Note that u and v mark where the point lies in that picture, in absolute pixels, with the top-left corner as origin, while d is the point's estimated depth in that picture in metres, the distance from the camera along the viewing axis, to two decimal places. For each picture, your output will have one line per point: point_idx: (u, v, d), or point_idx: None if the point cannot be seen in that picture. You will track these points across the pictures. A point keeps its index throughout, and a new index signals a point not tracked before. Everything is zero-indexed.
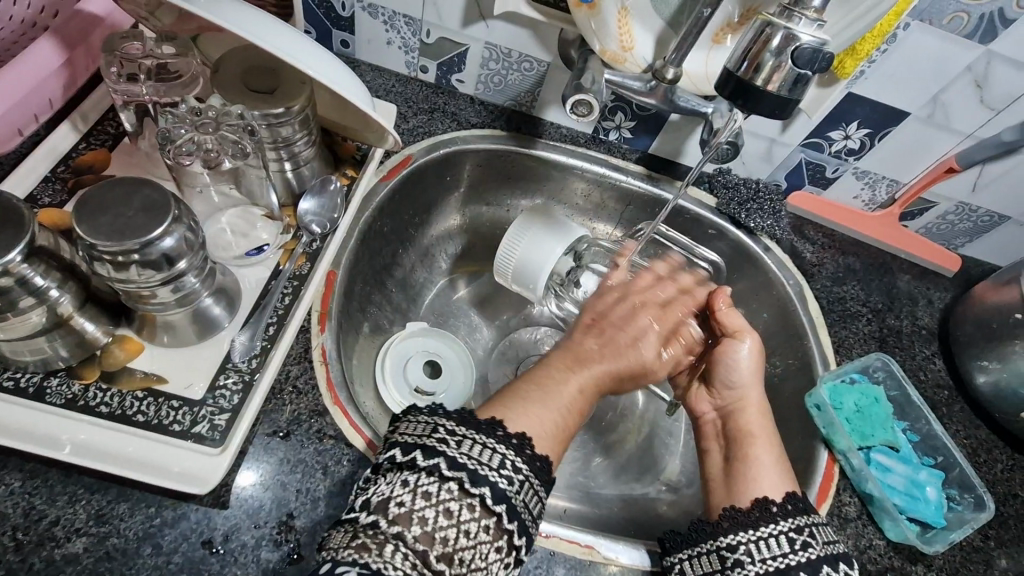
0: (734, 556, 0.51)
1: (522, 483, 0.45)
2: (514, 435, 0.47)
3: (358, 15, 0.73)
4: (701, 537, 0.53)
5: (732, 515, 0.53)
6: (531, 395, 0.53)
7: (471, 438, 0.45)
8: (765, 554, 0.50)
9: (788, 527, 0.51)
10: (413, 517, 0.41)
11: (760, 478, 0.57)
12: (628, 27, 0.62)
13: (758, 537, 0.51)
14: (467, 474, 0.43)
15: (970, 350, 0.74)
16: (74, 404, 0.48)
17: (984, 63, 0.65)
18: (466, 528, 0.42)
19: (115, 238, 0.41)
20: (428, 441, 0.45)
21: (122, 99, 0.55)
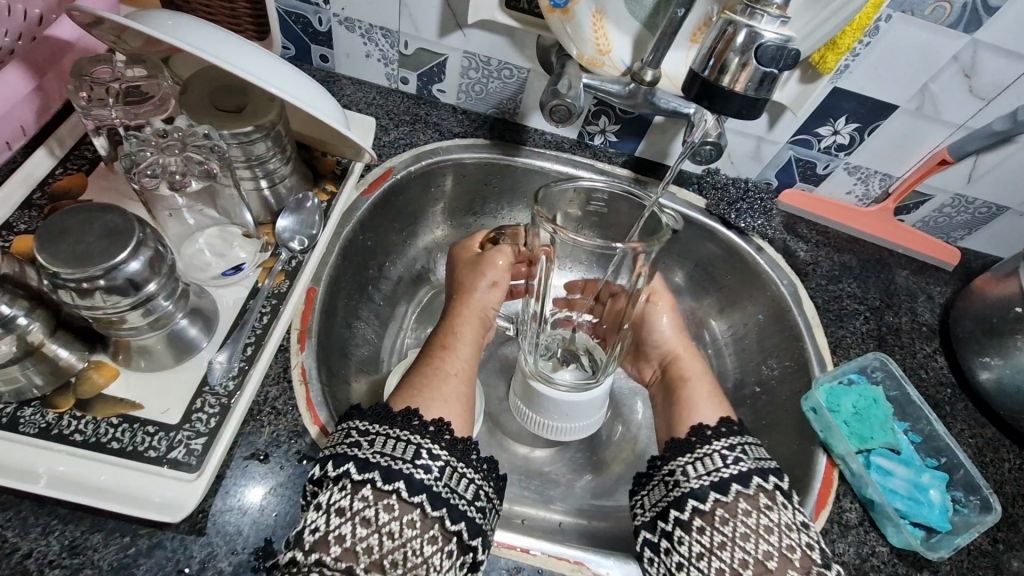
0: (674, 478, 0.55)
1: (443, 470, 0.47)
2: (431, 423, 0.49)
3: (335, 29, 0.73)
4: (660, 461, 0.58)
5: (675, 445, 0.58)
6: (420, 382, 0.57)
7: (381, 435, 0.47)
8: (701, 470, 0.54)
9: (722, 447, 0.56)
10: (330, 538, 0.42)
11: (696, 412, 0.63)
12: (603, 30, 0.62)
13: (709, 452, 0.56)
14: (379, 472, 0.44)
15: (971, 346, 0.72)
16: (48, 433, 0.47)
17: (971, 53, 0.63)
18: (390, 529, 0.43)
19: (76, 265, 0.40)
20: (342, 450, 0.46)
21: (93, 124, 0.55)
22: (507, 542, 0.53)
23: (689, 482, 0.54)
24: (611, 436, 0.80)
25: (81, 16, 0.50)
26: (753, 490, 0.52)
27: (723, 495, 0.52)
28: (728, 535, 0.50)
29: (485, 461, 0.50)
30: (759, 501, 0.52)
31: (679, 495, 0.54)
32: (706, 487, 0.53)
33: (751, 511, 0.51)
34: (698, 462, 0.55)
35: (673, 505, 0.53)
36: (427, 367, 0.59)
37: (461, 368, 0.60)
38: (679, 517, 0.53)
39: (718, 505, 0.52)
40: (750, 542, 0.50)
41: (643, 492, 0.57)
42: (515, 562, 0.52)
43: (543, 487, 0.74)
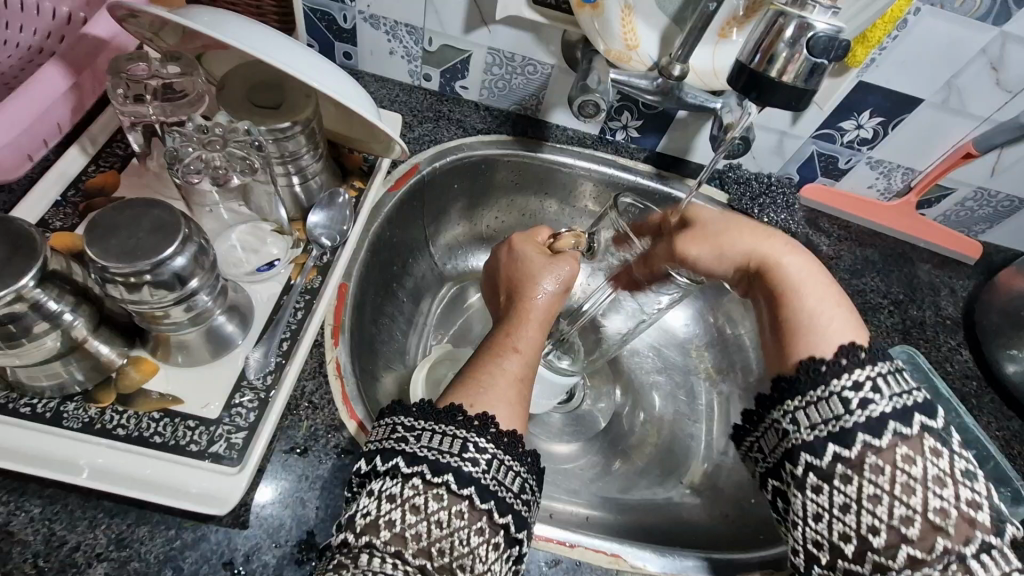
0: (855, 401, 0.46)
1: (491, 463, 0.45)
2: (476, 417, 0.47)
3: (359, 26, 0.73)
4: (808, 387, 0.48)
5: (814, 367, 0.49)
6: (481, 380, 0.51)
7: (429, 429, 0.45)
8: (892, 389, 0.46)
9: (886, 371, 0.47)
10: (381, 522, 0.42)
11: (820, 335, 0.51)
12: (632, 25, 0.61)
13: (865, 378, 0.46)
14: (428, 465, 0.43)
15: (997, 339, 0.72)
16: (91, 428, 0.47)
17: (999, 45, 0.63)
18: (438, 518, 0.42)
19: (126, 259, 0.40)
20: (390, 444, 0.45)
21: (129, 120, 0.55)
22: (544, 535, 0.53)
23: (848, 416, 0.46)
24: (634, 431, 0.80)
25: (118, 12, 0.51)
26: (916, 430, 0.44)
27: (907, 428, 0.44)
28: (883, 487, 0.43)
29: (533, 456, 0.48)
30: (923, 445, 0.44)
31: (838, 429, 0.46)
32: (886, 416, 0.45)
33: (915, 458, 0.43)
34: (854, 392, 0.46)
35: (825, 442, 0.46)
36: (477, 363, 0.54)
37: (525, 372, 0.54)
38: (817, 463, 0.46)
39: (896, 441, 0.44)
40: (916, 496, 0.43)
41: (799, 407, 0.48)
42: (552, 554, 0.52)
43: (569, 480, 0.74)
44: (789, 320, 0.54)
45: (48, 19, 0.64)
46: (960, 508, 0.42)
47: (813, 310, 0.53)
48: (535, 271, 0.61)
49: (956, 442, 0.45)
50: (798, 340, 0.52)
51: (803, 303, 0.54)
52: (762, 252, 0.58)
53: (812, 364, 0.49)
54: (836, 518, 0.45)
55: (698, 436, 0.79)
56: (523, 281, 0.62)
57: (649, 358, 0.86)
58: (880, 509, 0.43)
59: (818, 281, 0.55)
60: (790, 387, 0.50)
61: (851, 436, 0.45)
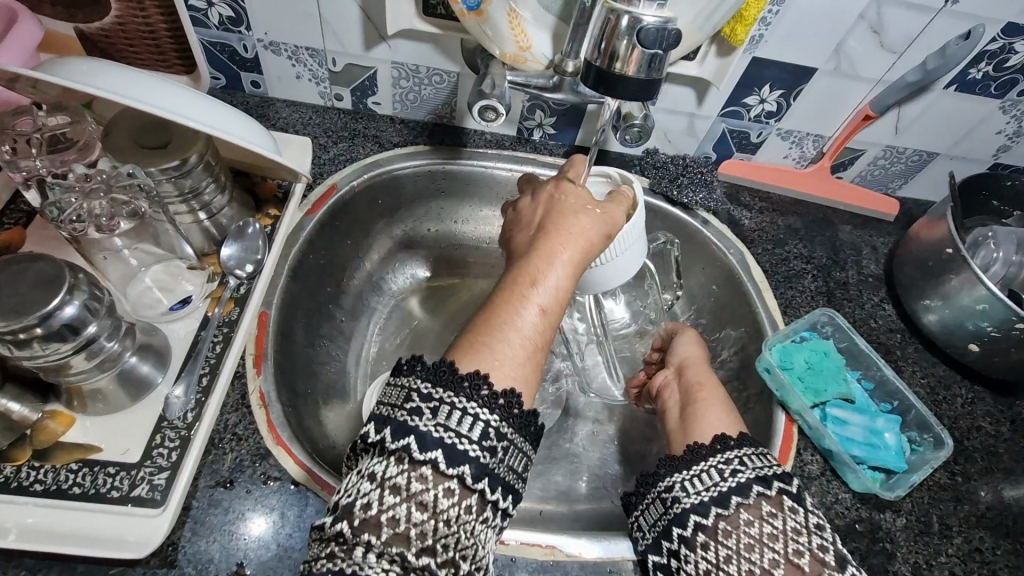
0: (729, 467, 0.50)
1: (506, 447, 0.42)
2: (501, 395, 0.43)
3: (261, 54, 0.73)
4: (659, 479, 0.52)
5: (696, 448, 0.53)
6: (484, 349, 0.45)
7: (448, 404, 0.41)
8: (756, 463, 0.50)
9: (705, 468, 0.51)
10: (382, 519, 0.39)
11: (710, 413, 0.58)
12: (520, 26, 0.63)
13: (705, 468, 0.50)
14: (443, 454, 0.40)
15: (913, 290, 0.74)
16: (7, 487, 0.47)
17: (876, 10, 0.66)
18: (448, 514, 0.40)
19: (11, 317, 0.40)
20: (401, 416, 0.41)
21: (21, 176, 0.54)
22: None
23: (723, 482, 0.49)
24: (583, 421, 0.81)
25: None
26: (754, 499, 0.48)
27: (768, 488, 0.48)
28: (733, 548, 0.46)
29: (535, 423, 0.46)
30: (782, 503, 0.48)
31: (717, 495, 0.48)
32: (748, 481, 0.48)
33: (777, 514, 0.47)
34: (725, 465, 0.50)
35: (672, 526, 0.50)
36: (485, 319, 0.48)
37: (541, 335, 0.48)
38: (685, 533, 0.49)
39: (762, 499, 0.48)
40: (778, 542, 0.45)
41: (684, 475, 0.51)
42: None
43: None
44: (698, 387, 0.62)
45: None
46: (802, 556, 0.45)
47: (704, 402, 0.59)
48: (569, 216, 0.54)
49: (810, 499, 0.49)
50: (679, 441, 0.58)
51: (701, 411, 0.58)
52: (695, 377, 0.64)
53: (694, 447, 0.53)
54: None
55: (645, 419, 0.80)
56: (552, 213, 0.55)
57: None
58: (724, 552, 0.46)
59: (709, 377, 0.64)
60: (654, 480, 0.53)
61: (687, 516, 0.49)
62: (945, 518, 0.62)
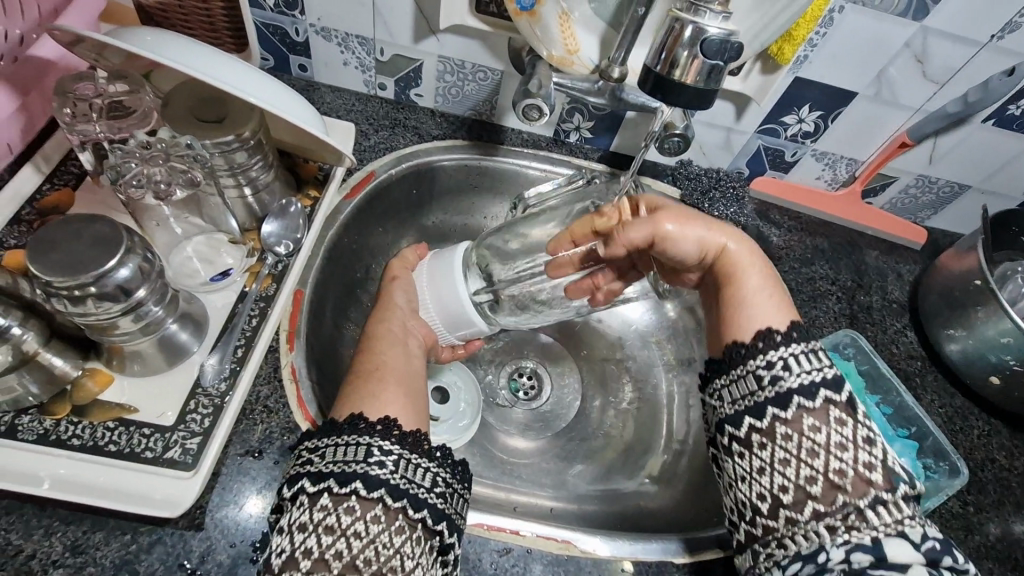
0: (773, 369, 0.48)
1: (398, 463, 0.46)
2: (377, 422, 0.48)
3: (311, 39, 0.75)
4: (730, 366, 0.51)
5: (739, 351, 0.51)
6: (364, 381, 0.55)
7: (350, 443, 0.46)
8: (813, 362, 0.48)
9: (800, 351, 0.49)
10: (299, 554, 0.41)
11: (745, 282, 0.56)
12: (570, 31, 0.64)
13: (789, 354, 0.48)
14: (333, 478, 0.44)
15: (937, 319, 0.75)
16: (46, 439, 0.49)
17: (922, 39, 0.66)
18: (355, 530, 0.42)
19: (68, 272, 0.42)
20: (296, 470, 0.46)
21: (78, 140, 0.56)
22: (496, 524, 0.55)
23: (768, 388, 0.48)
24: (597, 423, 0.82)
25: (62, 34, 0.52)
26: (820, 403, 0.46)
27: (836, 394, 0.46)
28: (792, 452, 0.46)
29: (442, 449, 0.49)
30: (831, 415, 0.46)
31: (753, 404, 0.48)
32: (812, 385, 0.47)
33: (822, 427, 0.45)
34: (771, 367, 0.48)
35: (742, 415, 0.49)
36: (359, 367, 0.57)
37: (394, 363, 0.58)
38: (734, 434, 0.49)
39: (825, 405, 0.46)
40: (818, 459, 0.45)
41: (728, 378, 0.51)
42: (504, 543, 0.54)
43: (533, 475, 0.76)
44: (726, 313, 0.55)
45: None
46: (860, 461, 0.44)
47: (757, 313, 0.53)
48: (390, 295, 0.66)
49: (863, 412, 0.47)
50: (733, 329, 0.53)
51: (742, 294, 0.55)
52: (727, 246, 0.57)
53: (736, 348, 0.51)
54: (755, 480, 0.47)
55: (659, 426, 0.81)
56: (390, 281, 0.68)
57: (611, 351, 0.88)
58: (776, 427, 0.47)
59: (764, 282, 0.55)
60: (716, 368, 0.52)
61: (765, 408, 0.47)
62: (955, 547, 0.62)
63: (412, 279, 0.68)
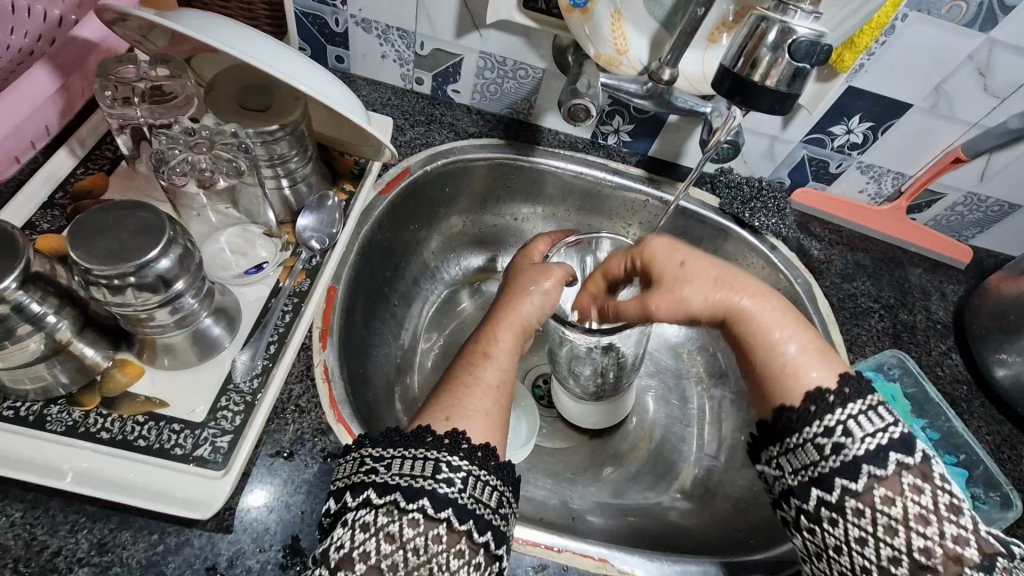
0: (831, 441, 0.45)
1: (466, 480, 0.42)
2: (445, 434, 0.44)
3: (351, 30, 0.73)
4: (785, 433, 0.48)
5: (823, 399, 0.47)
6: (457, 391, 0.49)
7: (415, 458, 0.42)
8: (868, 429, 0.45)
9: (859, 411, 0.45)
10: (355, 555, 0.39)
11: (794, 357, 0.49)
12: (622, 30, 0.61)
13: (848, 417, 0.45)
14: (401, 492, 0.41)
15: (986, 342, 0.72)
16: (74, 431, 0.47)
17: (986, 51, 0.64)
18: (414, 545, 0.40)
19: (110, 261, 0.40)
20: (359, 478, 0.43)
21: (118, 123, 0.55)
22: (530, 539, 0.53)
23: (824, 461, 0.46)
24: (626, 434, 0.80)
25: (107, 15, 0.51)
26: (892, 471, 0.44)
27: (881, 470, 0.44)
28: (868, 529, 0.44)
29: (510, 466, 0.45)
30: (904, 482, 0.43)
31: (817, 475, 0.46)
32: (875, 452, 0.44)
33: (892, 500, 0.43)
34: (829, 438, 0.46)
35: (809, 488, 0.46)
36: (451, 377, 0.51)
37: (502, 383, 0.51)
38: (805, 506, 0.46)
39: (874, 483, 0.44)
40: (898, 536, 0.43)
41: (783, 450, 0.48)
42: (539, 558, 0.52)
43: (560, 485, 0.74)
44: (761, 364, 0.50)
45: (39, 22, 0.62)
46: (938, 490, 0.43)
47: (782, 348, 0.50)
48: (519, 292, 0.57)
49: (939, 472, 0.44)
50: (775, 392, 0.49)
51: (768, 343, 0.50)
52: (735, 299, 0.51)
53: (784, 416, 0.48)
54: (833, 558, 0.45)
55: (690, 440, 0.79)
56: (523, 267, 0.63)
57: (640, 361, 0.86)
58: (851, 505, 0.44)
59: (784, 316, 0.51)
60: (771, 432, 0.49)
61: (831, 480, 0.45)
62: None
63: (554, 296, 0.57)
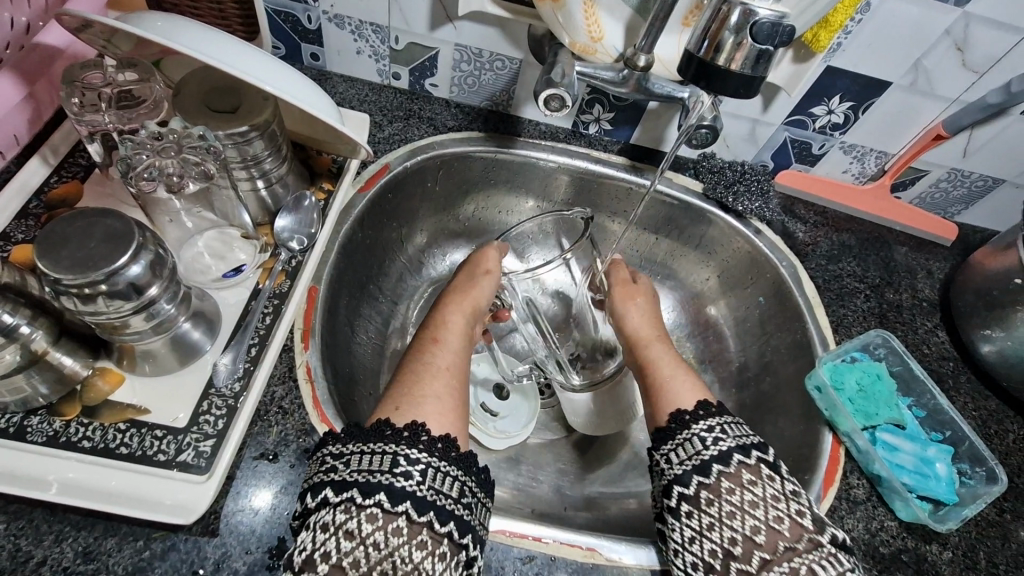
0: (704, 437, 0.51)
1: (425, 472, 0.42)
2: (405, 428, 0.44)
3: (324, 26, 0.72)
4: (675, 432, 0.53)
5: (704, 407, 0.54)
6: (409, 378, 0.51)
7: (370, 453, 0.42)
8: (734, 431, 0.51)
9: (727, 419, 0.52)
10: (318, 554, 0.39)
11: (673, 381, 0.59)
12: (595, 17, 0.59)
13: (715, 424, 0.52)
14: (357, 487, 0.40)
15: (972, 319, 0.72)
16: (56, 441, 0.47)
17: (964, 26, 0.63)
18: (374, 539, 0.39)
19: (78, 270, 0.40)
20: (320, 478, 0.42)
21: (87, 130, 0.54)
22: (518, 531, 0.53)
23: (705, 450, 0.50)
24: None
25: (70, 21, 0.50)
26: (755, 460, 0.49)
27: (746, 457, 0.49)
28: (737, 504, 0.47)
29: (472, 458, 0.45)
30: (760, 471, 0.49)
31: (699, 463, 0.50)
32: (739, 445, 0.50)
33: (757, 482, 0.48)
34: (708, 432, 0.51)
35: (691, 475, 0.50)
36: (404, 370, 0.53)
37: (453, 368, 0.54)
38: (686, 491, 0.49)
39: (741, 467, 0.49)
40: (758, 509, 0.47)
41: (671, 446, 0.52)
42: (527, 550, 0.52)
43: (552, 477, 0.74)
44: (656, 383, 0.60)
45: None
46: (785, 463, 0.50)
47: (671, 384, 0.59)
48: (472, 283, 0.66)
49: (786, 469, 0.50)
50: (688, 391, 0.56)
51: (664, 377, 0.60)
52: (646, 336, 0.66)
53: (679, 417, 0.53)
54: (707, 539, 0.47)
55: None
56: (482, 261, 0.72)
57: None
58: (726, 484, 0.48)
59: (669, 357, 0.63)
60: (663, 434, 0.54)
61: (709, 467, 0.49)
62: (992, 556, 0.59)
63: (495, 273, 0.68)
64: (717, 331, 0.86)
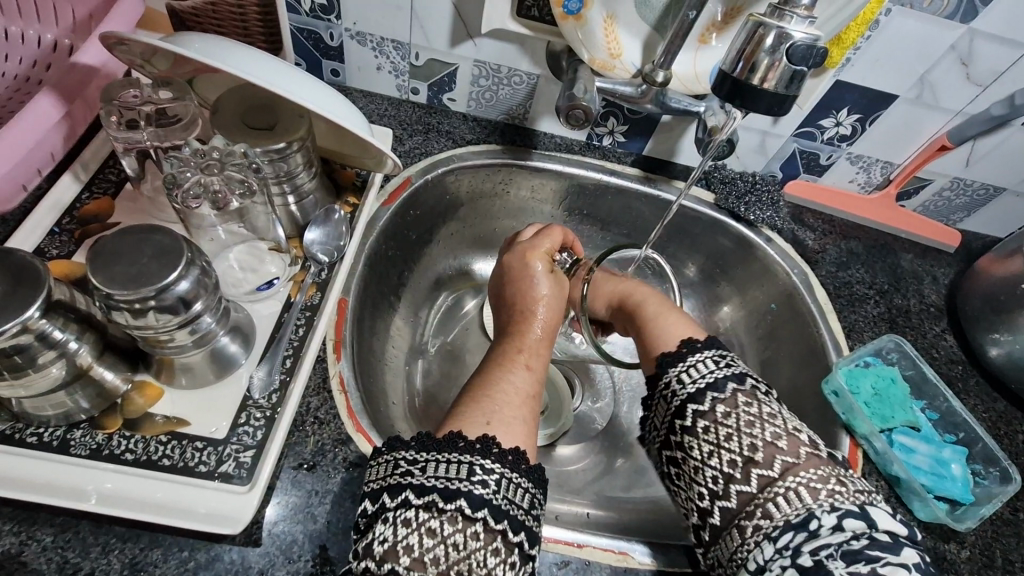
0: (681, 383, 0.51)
1: (499, 482, 0.43)
2: (477, 440, 0.44)
3: (346, 43, 0.74)
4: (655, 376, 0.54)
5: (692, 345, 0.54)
6: (483, 394, 0.51)
7: (452, 461, 0.43)
8: (706, 369, 0.51)
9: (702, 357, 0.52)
10: (399, 548, 0.39)
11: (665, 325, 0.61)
12: (614, 34, 0.63)
13: (691, 364, 0.52)
14: (438, 492, 0.41)
15: (980, 323, 0.74)
16: (99, 454, 0.48)
17: (968, 42, 0.66)
18: (453, 541, 0.40)
19: (130, 286, 0.41)
20: (394, 480, 0.43)
21: (123, 147, 0.56)
22: (554, 536, 0.54)
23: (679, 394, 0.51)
24: (634, 429, 0.81)
25: (109, 41, 0.51)
26: (730, 392, 0.49)
27: (721, 392, 0.49)
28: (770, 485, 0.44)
29: (540, 470, 0.46)
30: (737, 401, 0.49)
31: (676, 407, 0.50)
32: (720, 380, 0.50)
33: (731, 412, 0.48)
34: (682, 375, 0.52)
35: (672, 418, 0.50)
36: (481, 382, 0.53)
37: (534, 390, 0.54)
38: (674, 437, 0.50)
39: (716, 403, 0.49)
40: (735, 440, 0.47)
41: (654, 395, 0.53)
42: (562, 555, 0.53)
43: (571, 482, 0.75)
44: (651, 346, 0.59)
45: (34, 48, 0.68)
46: (794, 430, 0.47)
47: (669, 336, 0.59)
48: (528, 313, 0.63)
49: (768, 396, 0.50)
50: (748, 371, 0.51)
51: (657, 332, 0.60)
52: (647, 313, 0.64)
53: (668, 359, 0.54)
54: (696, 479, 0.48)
55: None
56: (527, 302, 0.63)
57: None
58: (732, 471, 0.46)
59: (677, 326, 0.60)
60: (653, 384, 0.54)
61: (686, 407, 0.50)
62: (1008, 555, 0.61)
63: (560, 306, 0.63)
64: (730, 337, 0.87)
